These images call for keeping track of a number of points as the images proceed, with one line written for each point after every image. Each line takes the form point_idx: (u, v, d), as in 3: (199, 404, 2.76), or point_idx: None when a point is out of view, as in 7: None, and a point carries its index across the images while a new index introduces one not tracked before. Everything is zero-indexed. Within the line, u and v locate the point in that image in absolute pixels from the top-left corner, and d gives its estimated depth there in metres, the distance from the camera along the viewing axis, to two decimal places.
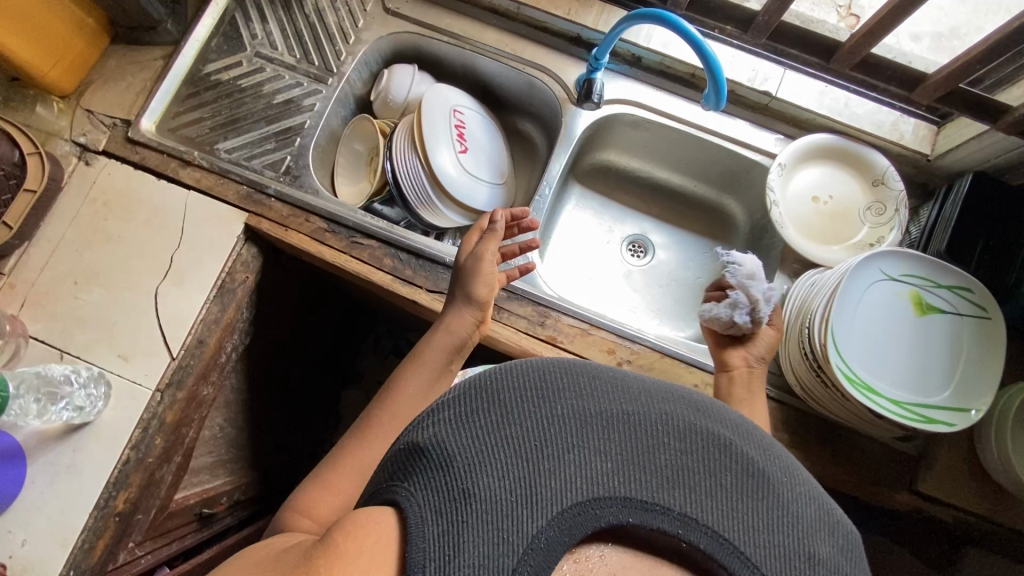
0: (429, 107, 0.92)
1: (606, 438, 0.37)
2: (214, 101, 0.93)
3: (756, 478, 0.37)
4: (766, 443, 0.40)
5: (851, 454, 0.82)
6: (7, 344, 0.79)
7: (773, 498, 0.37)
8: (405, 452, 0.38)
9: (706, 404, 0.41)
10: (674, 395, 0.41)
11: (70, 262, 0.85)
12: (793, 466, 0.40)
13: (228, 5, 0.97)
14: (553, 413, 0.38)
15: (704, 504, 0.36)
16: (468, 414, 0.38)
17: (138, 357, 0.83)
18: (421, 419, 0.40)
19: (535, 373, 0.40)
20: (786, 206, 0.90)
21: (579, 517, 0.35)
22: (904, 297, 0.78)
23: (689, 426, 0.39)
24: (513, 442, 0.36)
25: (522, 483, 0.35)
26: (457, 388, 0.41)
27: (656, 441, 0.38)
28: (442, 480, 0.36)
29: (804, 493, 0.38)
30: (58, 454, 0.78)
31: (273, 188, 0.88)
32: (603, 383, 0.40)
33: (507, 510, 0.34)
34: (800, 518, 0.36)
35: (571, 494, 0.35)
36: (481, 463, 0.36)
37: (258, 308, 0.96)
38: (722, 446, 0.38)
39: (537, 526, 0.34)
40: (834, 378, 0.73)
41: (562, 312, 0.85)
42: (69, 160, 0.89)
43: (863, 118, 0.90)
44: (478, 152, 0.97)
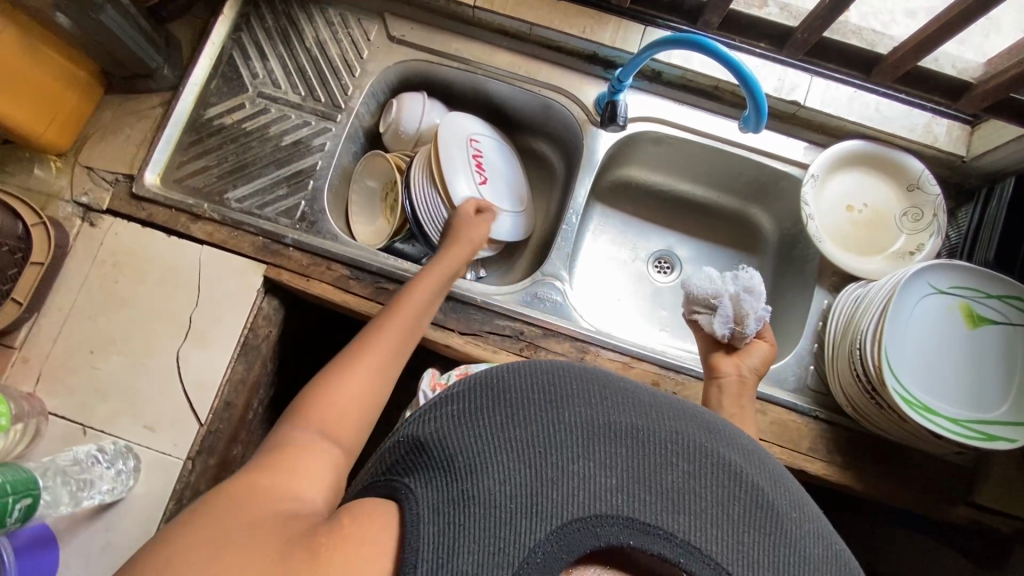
0: (445, 139, 0.88)
1: (611, 455, 0.42)
2: (219, 147, 0.89)
3: (764, 510, 0.41)
4: (775, 472, 0.45)
5: (904, 469, 0.80)
6: (28, 425, 0.76)
7: (781, 534, 0.41)
8: (417, 447, 0.44)
9: (717, 428, 0.47)
10: (685, 415, 0.46)
11: (84, 330, 0.81)
12: (802, 500, 0.44)
13: (225, 43, 0.92)
14: (561, 426, 0.43)
15: (707, 533, 0.40)
16: (479, 412, 0.45)
17: (165, 427, 0.79)
18: (429, 413, 0.47)
19: (548, 378, 0.46)
20: (820, 217, 0.88)
21: (578, 532, 0.39)
22: (955, 311, 0.76)
23: (695, 447, 0.44)
24: (525, 449, 0.42)
25: (529, 491, 0.40)
26: (469, 385, 0.47)
27: (663, 462, 0.42)
28: (447, 481, 0.41)
29: (812, 531, 0.42)
30: (91, 535, 0.75)
31: (291, 237, 0.84)
32: (612, 395, 0.46)
33: (511, 517, 0.38)
34: (804, 556, 0.40)
35: (576, 508, 0.39)
36: (491, 466, 0.41)
37: (280, 357, 0.92)
38: (730, 473, 0.43)
39: (536, 538, 0.38)
40: (892, 401, 0.71)
41: (600, 346, 0.83)
42: (73, 222, 0.84)
43: (896, 121, 0.87)
44: (497, 181, 0.93)
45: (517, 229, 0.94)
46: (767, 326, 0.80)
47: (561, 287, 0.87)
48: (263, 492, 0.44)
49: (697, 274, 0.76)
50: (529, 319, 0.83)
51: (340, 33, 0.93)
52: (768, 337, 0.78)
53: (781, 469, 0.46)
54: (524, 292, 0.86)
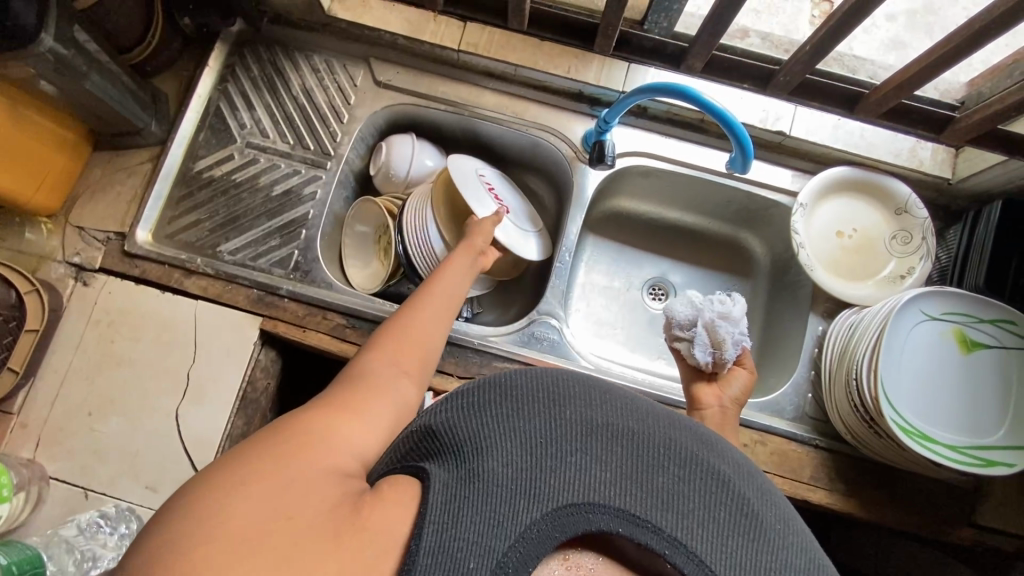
0: (458, 170, 0.87)
1: (608, 450, 0.42)
2: (210, 199, 0.89)
3: (748, 518, 0.41)
4: (765, 487, 0.44)
5: (906, 493, 0.81)
6: (29, 492, 0.76)
7: (763, 541, 0.41)
8: (427, 436, 0.43)
9: (710, 439, 0.46)
10: (681, 424, 0.46)
11: (82, 391, 0.81)
12: (791, 518, 0.43)
13: (211, 95, 0.92)
14: (564, 420, 0.43)
15: (696, 533, 0.40)
16: (486, 404, 0.44)
17: (167, 486, 0.79)
18: (438, 406, 0.46)
19: (553, 379, 0.46)
20: (811, 244, 0.88)
21: (571, 517, 0.39)
22: (948, 337, 0.76)
23: (690, 453, 0.43)
24: (528, 439, 0.41)
25: (529, 477, 0.39)
26: (478, 381, 0.46)
27: (657, 462, 0.42)
28: (454, 464, 0.40)
29: (797, 547, 0.41)
30: None
31: (286, 288, 0.85)
32: (612, 398, 0.46)
33: (511, 499, 0.38)
34: (784, 564, 0.40)
35: (571, 495, 0.39)
36: (496, 452, 0.40)
37: (279, 404, 0.92)
38: (720, 480, 0.43)
39: (533, 517, 0.38)
40: (891, 433, 0.71)
41: None
42: (66, 282, 0.84)
43: (880, 147, 0.87)
44: (514, 209, 0.92)
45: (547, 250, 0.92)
46: (747, 353, 0.78)
47: (557, 325, 0.87)
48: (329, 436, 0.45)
49: (679, 299, 0.76)
50: (527, 360, 0.84)
51: (326, 80, 0.93)
52: (749, 363, 0.77)
53: (775, 491, 0.45)
54: (519, 332, 0.86)
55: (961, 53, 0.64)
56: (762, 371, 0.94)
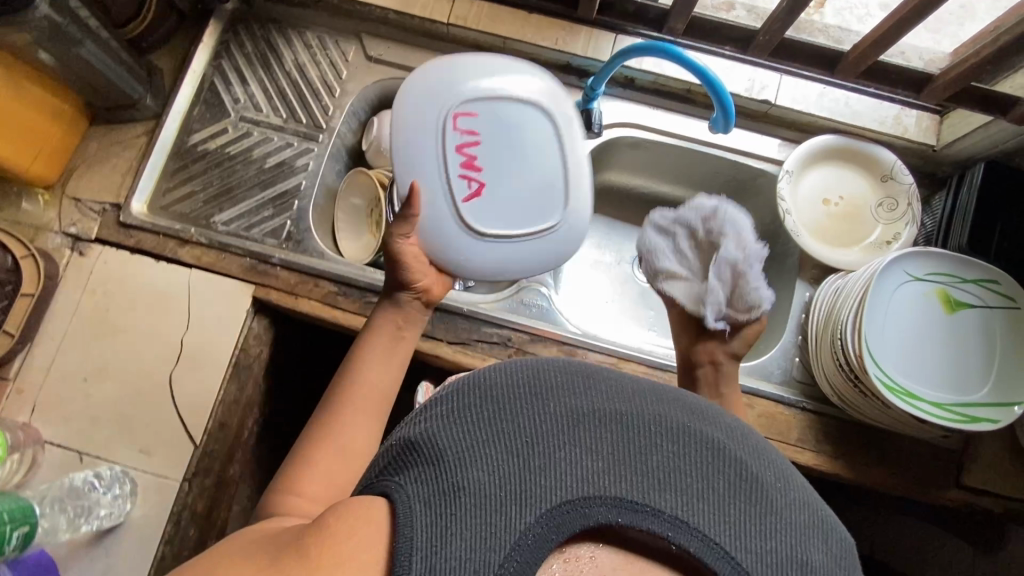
0: (410, 139, 0.68)
1: (596, 439, 0.39)
2: (204, 172, 0.91)
3: (748, 482, 0.39)
4: (759, 448, 0.42)
5: (894, 455, 0.81)
6: (24, 455, 0.77)
7: (769, 506, 0.38)
8: (400, 448, 0.39)
9: (700, 408, 0.44)
10: (667, 398, 0.43)
11: (77, 358, 0.82)
12: (786, 471, 0.42)
13: (206, 71, 0.94)
14: (545, 413, 0.39)
15: (696, 507, 0.37)
16: (463, 410, 0.40)
17: (161, 450, 0.80)
18: (414, 418, 0.42)
19: (529, 372, 0.43)
20: (798, 212, 0.89)
21: (567, 516, 0.35)
22: (932, 297, 0.77)
23: (681, 427, 0.41)
24: (508, 437, 0.38)
25: (513, 478, 0.36)
26: (454, 387, 0.43)
27: (649, 442, 0.39)
28: (434, 474, 0.36)
29: (799, 502, 0.39)
30: (92, 559, 0.76)
31: (278, 257, 0.86)
32: (595, 383, 0.43)
33: (497, 505, 0.35)
34: (793, 524, 0.38)
35: (562, 491, 0.36)
36: (473, 457, 0.37)
37: (272, 375, 0.93)
38: (715, 449, 0.40)
39: (526, 521, 0.35)
40: (875, 388, 0.72)
41: (587, 349, 0.84)
42: (62, 253, 0.86)
43: (866, 115, 0.88)
44: (499, 189, 0.69)
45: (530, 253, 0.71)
46: None
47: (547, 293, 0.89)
48: (246, 533, 0.46)
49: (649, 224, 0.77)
50: (516, 325, 0.84)
51: (318, 55, 0.95)
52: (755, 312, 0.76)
53: (767, 446, 0.44)
54: (509, 300, 0.87)
55: (935, 5, 0.65)
56: None
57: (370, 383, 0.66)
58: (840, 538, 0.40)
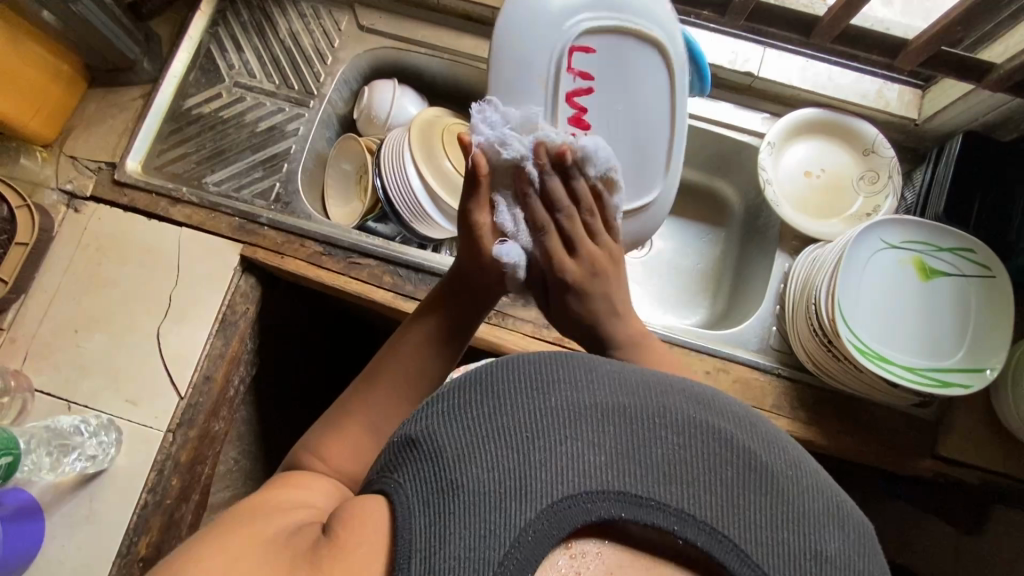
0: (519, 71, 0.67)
1: (599, 433, 0.37)
2: (198, 134, 0.93)
3: (756, 472, 0.38)
4: (767, 435, 0.41)
5: (869, 425, 0.82)
6: (13, 400, 0.79)
7: (774, 492, 0.37)
8: (401, 445, 0.39)
9: (706, 397, 0.42)
10: (673, 388, 0.41)
11: (69, 310, 0.85)
12: (797, 458, 0.40)
13: (203, 37, 0.96)
14: (548, 408, 0.38)
15: (701, 499, 0.36)
16: (463, 408, 0.39)
17: (146, 400, 0.82)
18: (416, 413, 0.41)
19: (531, 366, 0.41)
20: (778, 182, 0.90)
21: (569, 511, 0.35)
22: (907, 265, 0.78)
23: (687, 419, 0.39)
24: (507, 433, 0.37)
25: (512, 474, 0.35)
26: (456, 381, 0.42)
27: (654, 434, 0.38)
28: (432, 472, 0.36)
29: (808, 487, 0.38)
30: (75, 504, 0.78)
31: (266, 217, 0.87)
32: (598, 375, 0.40)
33: (497, 502, 0.34)
34: (800, 511, 0.37)
35: (562, 486, 0.35)
36: (471, 455, 0.36)
37: (261, 337, 0.95)
38: (721, 440, 0.39)
39: (527, 518, 0.34)
40: (846, 351, 0.72)
41: None
42: (58, 209, 0.88)
43: (847, 88, 0.89)
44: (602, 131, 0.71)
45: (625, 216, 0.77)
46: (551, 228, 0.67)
47: None
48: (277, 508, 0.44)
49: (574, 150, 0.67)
50: None
51: (312, 24, 0.97)
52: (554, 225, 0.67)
53: (777, 432, 0.42)
54: None
55: None
56: (735, 311, 0.96)
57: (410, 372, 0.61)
58: (849, 518, 0.38)
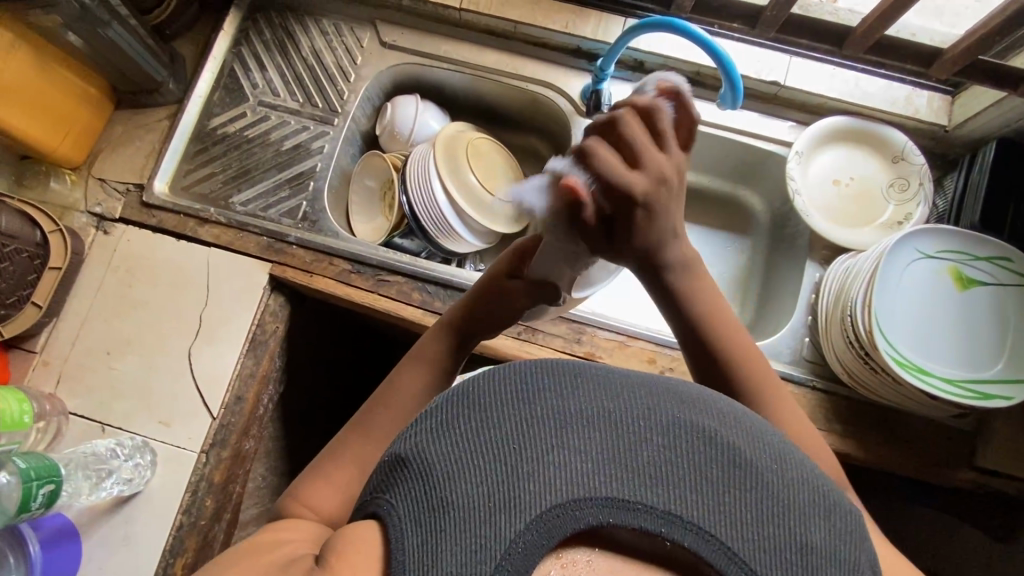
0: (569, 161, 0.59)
1: (586, 439, 0.36)
2: (224, 154, 0.93)
3: (745, 470, 0.36)
4: (755, 430, 0.39)
5: (906, 436, 0.81)
6: (48, 425, 0.79)
7: (762, 488, 0.36)
8: (390, 464, 0.38)
9: (691, 395, 0.40)
10: (659, 387, 0.40)
11: (100, 332, 0.85)
12: (784, 451, 0.38)
13: (226, 57, 0.97)
14: (532, 418, 0.37)
15: (689, 500, 0.35)
16: (449, 422, 0.38)
17: (179, 421, 0.82)
18: (405, 432, 0.40)
19: (516, 377, 0.39)
20: (807, 192, 0.89)
21: (558, 520, 0.33)
22: (943, 274, 0.77)
23: (672, 419, 0.38)
24: (494, 445, 0.36)
25: (500, 487, 0.34)
26: (441, 398, 0.40)
27: (638, 437, 0.36)
28: (422, 490, 0.35)
29: (796, 481, 0.36)
30: (112, 527, 0.79)
31: (295, 236, 0.88)
32: (583, 380, 0.39)
33: (485, 516, 0.33)
34: (788, 505, 0.35)
35: (550, 496, 0.34)
36: (459, 471, 0.35)
37: (289, 354, 0.95)
38: (707, 438, 0.37)
39: (515, 530, 0.33)
40: (884, 363, 0.71)
41: (596, 327, 0.84)
42: (87, 231, 0.89)
43: (875, 96, 0.88)
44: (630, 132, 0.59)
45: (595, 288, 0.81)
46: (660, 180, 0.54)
47: None
48: (263, 547, 0.46)
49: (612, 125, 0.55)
50: None
51: (334, 42, 0.97)
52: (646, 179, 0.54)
53: (764, 426, 0.40)
54: None
55: None
56: (764, 323, 0.95)
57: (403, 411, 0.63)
58: (839, 509, 0.37)
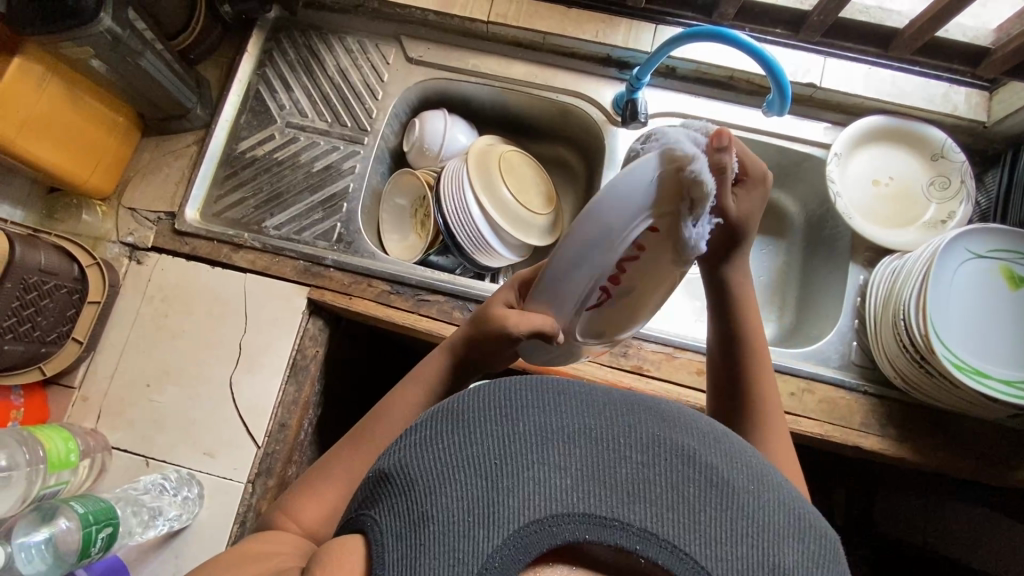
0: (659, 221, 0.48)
1: (567, 453, 0.34)
2: (254, 178, 0.92)
3: (721, 489, 0.34)
4: (734, 449, 0.38)
5: (962, 437, 0.80)
6: (94, 460, 0.79)
7: (739, 508, 0.34)
8: (374, 479, 0.37)
9: (674, 414, 0.39)
10: (642, 405, 0.39)
11: (139, 364, 0.84)
12: (762, 472, 0.37)
13: (251, 80, 0.96)
14: (512, 433, 0.35)
15: (666, 518, 0.33)
16: (433, 436, 0.36)
17: (224, 451, 0.81)
18: (390, 445, 0.39)
19: (503, 392, 0.37)
20: (847, 194, 0.88)
21: (535, 535, 0.32)
22: (995, 274, 0.76)
23: (653, 436, 0.36)
24: (476, 460, 0.34)
25: (479, 502, 0.32)
26: (427, 412, 0.39)
27: (618, 453, 0.35)
28: (404, 504, 0.34)
29: (773, 502, 0.35)
30: (162, 562, 0.78)
31: (332, 258, 0.87)
32: (567, 395, 0.38)
33: (463, 530, 0.32)
34: (764, 527, 0.33)
35: (528, 511, 0.32)
36: (440, 484, 0.34)
37: (328, 377, 0.94)
38: (686, 456, 0.36)
39: (491, 546, 0.31)
40: (943, 368, 0.70)
41: (642, 339, 0.83)
42: (121, 262, 0.87)
43: (913, 94, 0.87)
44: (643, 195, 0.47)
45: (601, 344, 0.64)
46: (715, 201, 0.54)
47: None
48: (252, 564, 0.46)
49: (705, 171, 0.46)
50: None
51: (359, 60, 0.96)
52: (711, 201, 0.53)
53: (744, 448, 0.39)
54: None
55: None
56: (806, 327, 0.94)
57: (392, 427, 0.59)
58: (816, 529, 0.35)
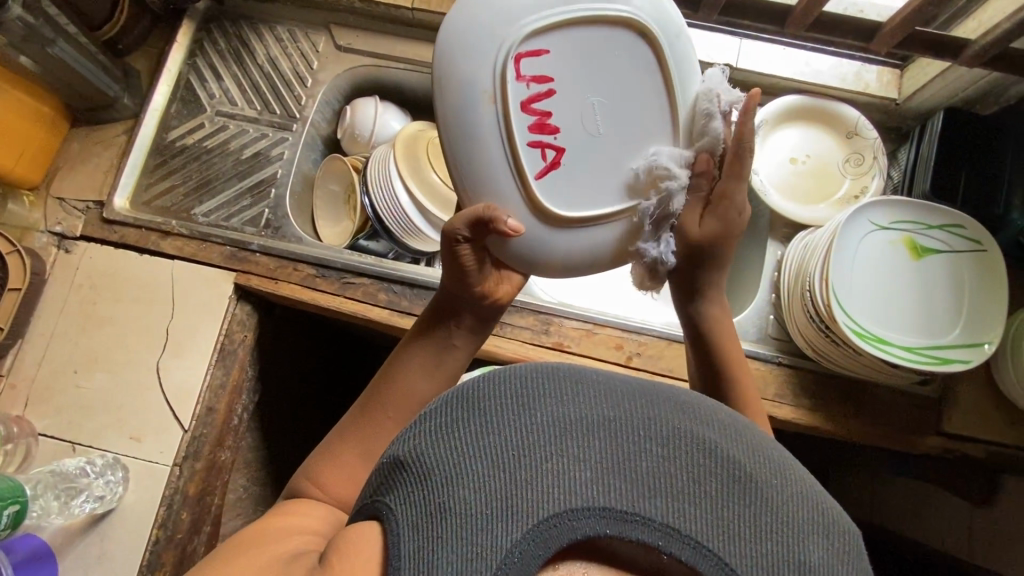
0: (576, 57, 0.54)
1: (585, 446, 0.33)
2: (183, 166, 0.94)
3: (745, 484, 0.33)
4: (757, 442, 0.36)
5: (874, 407, 0.82)
6: (17, 446, 0.79)
7: (764, 504, 0.32)
8: (390, 467, 0.36)
9: (693, 404, 0.37)
10: (660, 396, 0.37)
11: (66, 351, 0.85)
12: (788, 466, 0.35)
13: (182, 69, 0.97)
14: (529, 424, 0.34)
15: (689, 512, 0.32)
16: (450, 426, 0.36)
17: (150, 435, 0.82)
18: (406, 433, 0.38)
19: (519, 381, 0.37)
20: (764, 171, 0.90)
21: (553, 530, 0.30)
22: (899, 245, 0.78)
23: (673, 429, 0.35)
24: (493, 450, 0.34)
25: (499, 493, 0.32)
26: (444, 398, 0.38)
27: (636, 445, 0.34)
28: (422, 493, 0.33)
29: (800, 497, 0.33)
30: (86, 546, 0.78)
31: (257, 243, 0.87)
32: (586, 387, 0.37)
33: (483, 522, 0.31)
34: (790, 523, 0.32)
35: (547, 503, 0.31)
36: (459, 475, 0.33)
37: (261, 362, 0.95)
38: (706, 450, 0.34)
39: (512, 539, 0.30)
40: (844, 336, 0.72)
41: (564, 317, 0.84)
42: (49, 251, 0.88)
43: (827, 74, 0.90)
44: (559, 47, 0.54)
45: (591, 241, 0.58)
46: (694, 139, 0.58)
47: None
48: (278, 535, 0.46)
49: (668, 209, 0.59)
50: None
51: (289, 48, 0.98)
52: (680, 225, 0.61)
53: (770, 443, 0.37)
54: None
55: None
56: (732, 304, 0.96)
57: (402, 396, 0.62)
58: (839, 526, 0.33)
